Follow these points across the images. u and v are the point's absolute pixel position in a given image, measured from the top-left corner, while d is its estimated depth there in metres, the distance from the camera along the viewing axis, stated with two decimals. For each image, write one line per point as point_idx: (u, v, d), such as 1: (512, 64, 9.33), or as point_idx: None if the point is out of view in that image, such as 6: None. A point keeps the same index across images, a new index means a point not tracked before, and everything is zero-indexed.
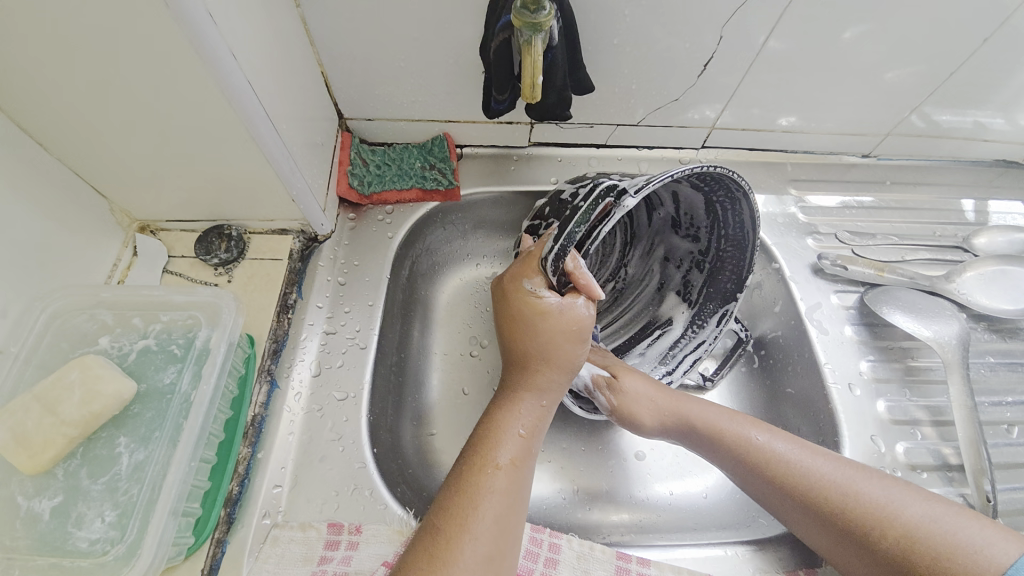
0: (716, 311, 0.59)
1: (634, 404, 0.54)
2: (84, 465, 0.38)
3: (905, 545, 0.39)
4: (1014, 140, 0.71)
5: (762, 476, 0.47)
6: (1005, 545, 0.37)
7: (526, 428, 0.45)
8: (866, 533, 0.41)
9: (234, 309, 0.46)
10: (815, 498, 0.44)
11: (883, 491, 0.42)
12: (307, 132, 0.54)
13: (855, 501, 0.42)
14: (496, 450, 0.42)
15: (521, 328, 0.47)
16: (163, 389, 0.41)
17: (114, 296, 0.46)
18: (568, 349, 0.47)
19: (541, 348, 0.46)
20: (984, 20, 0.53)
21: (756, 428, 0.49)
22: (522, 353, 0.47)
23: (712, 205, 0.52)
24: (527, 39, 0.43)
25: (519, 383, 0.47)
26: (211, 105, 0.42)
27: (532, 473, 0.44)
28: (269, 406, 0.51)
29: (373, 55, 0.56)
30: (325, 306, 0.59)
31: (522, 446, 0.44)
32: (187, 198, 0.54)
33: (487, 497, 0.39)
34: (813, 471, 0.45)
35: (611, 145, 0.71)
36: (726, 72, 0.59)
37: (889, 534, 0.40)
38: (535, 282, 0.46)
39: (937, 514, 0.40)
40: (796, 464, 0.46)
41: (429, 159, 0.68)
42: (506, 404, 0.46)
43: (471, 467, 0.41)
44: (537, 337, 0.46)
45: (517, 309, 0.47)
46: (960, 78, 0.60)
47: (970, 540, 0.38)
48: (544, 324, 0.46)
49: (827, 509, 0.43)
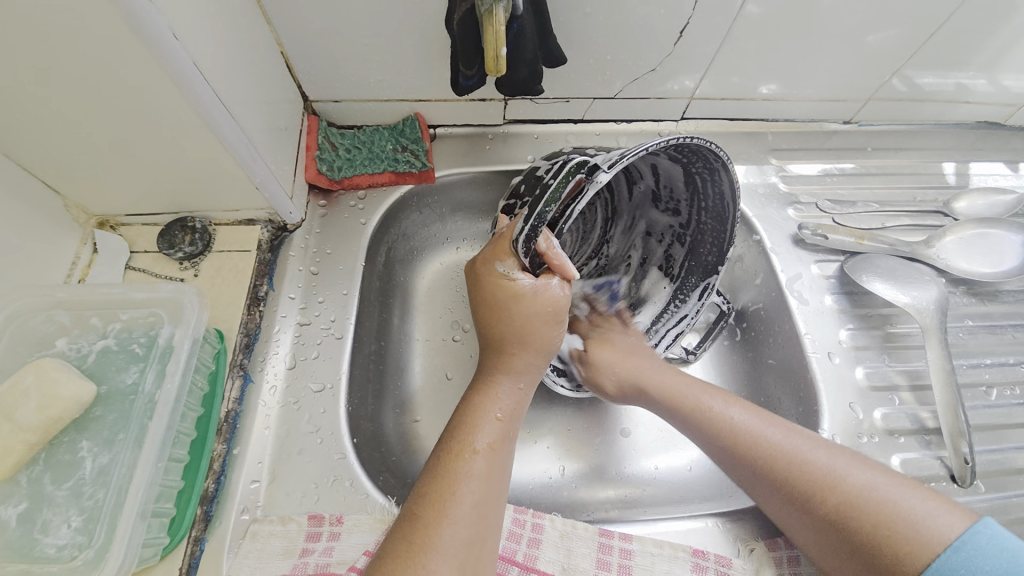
0: (697, 284, 0.58)
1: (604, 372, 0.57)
2: (48, 470, 0.37)
3: (852, 516, 0.40)
4: (996, 101, 0.70)
5: (723, 447, 0.48)
6: (944, 514, 0.38)
7: (503, 412, 0.44)
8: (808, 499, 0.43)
9: (197, 304, 0.44)
10: (769, 468, 0.45)
11: (839, 463, 0.43)
12: (267, 116, 0.52)
13: (813, 476, 0.43)
14: (474, 435, 0.42)
15: (495, 311, 0.46)
16: (125, 390, 0.40)
17: (74, 295, 0.44)
18: (545, 331, 0.46)
19: (518, 331, 0.45)
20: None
21: (721, 399, 0.50)
22: (499, 336, 0.46)
23: (691, 177, 0.51)
24: (489, 8, 0.41)
25: (496, 366, 0.46)
26: (153, 91, 0.40)
27: (512, 456, 0.43)
28: (243, 401, 0.50)
29: (335, 31, 0.53)
30: (298, 297, 0.57)
31: (500, 430, 0.43)
32: (144, 190, 0.51)
33: (465, 482, 0.39)
34: (772, 443, 0.45)
35: (589, 120, 0.69)
36: (704, 40, 0.57)
37: (840, 505, 0.41)
38: (508, 265, 0.44)
39: (887, 485, 0.40)
40: (756, 435, 0.46)
41: (401, 141, 0.65)
42: (483, 388, 0.45)
43: (448, 452, 0.41)
44: (513, 319, 0.45)
45: (491, 292, 0.45)
46: (942, 38, 0.59)
47: (916, 510, 0.38)
48: (519, 307, 0.45)
49: (782, 481, 0.44)
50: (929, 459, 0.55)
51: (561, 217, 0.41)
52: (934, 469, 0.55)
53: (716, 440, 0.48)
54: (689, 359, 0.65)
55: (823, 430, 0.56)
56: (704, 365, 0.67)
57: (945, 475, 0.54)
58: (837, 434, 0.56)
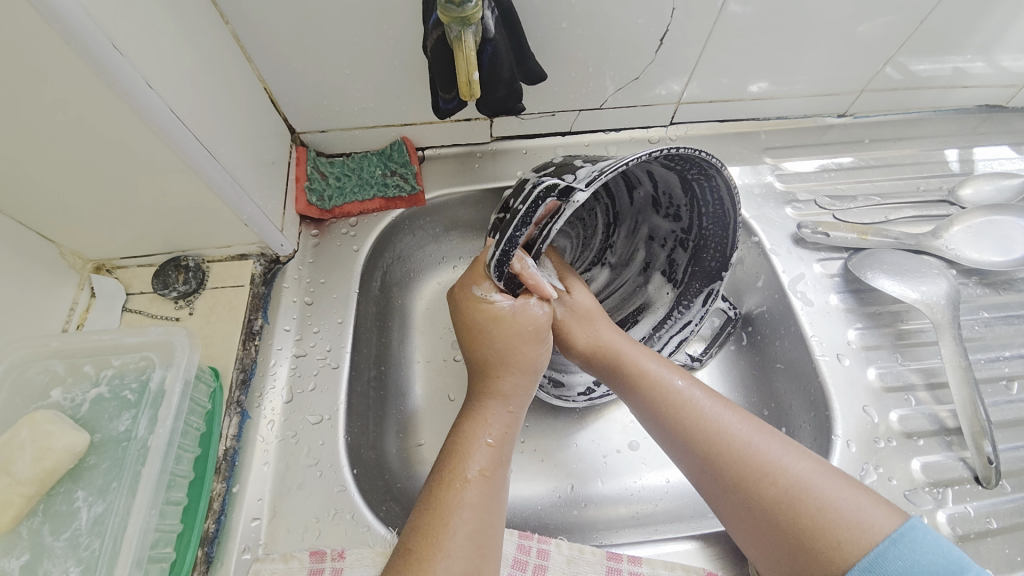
0: (701, 290, 0.57)
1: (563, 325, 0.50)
2: (46, 522, 0.37)
3: (794, 512, 0.37)
4: (995, 83, 0.68)
5: (674, 429, 0.44)
6: (880, 513, 0.36)
7: (494, 437, 0.43)
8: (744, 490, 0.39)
9: (187, 346, 0.44)
10: (719, 456, 0.41)
11: (791, 453, 0.40)
12: (252, 151, 0.53)
13: (761, 467, 0.39)
14: (465, 462, 0.41)
15: (475, 334, 0.45)
16: (119, 437, 0.40)
17: (66, 344, 0.44)
18: (527, 351, 0.45)
19: (499, 353, 0.45)
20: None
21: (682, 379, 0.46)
22: (482, 359, 0.46)
23: (688, 183, 0.49)
24: (457, 34, 0.41)
25: (483, 390, 0.45)
26: (132, 137, 0.40)
27: (506, 481, 0.42)
28: (241, 437, 0.50)
29: (316, 64, 0.54)
30: (293, 328, 0.57)
31: (492, 456, 0.42)
32: (135, 233, 0.52)
33: (458, 513, 0.38)
34: (726, 430, 0.42)
35: (577, 131, 0.69)
36: (686, 43, 0.57)
37: (786, 498, 0.38)
38: (486, 289, 0.45)
39: (825, 479, 0.38)
40: (712, 423, 0.42)
41: (390, 166, 0.66)
42: (471, 414, 0.44)
43: (441, 482, 0.40)
44: (493, 341, 0.45)
45: (469, 316, 0.46)
46: (936, 22, 0.57)
47: (853, 508, 0.36)
48: (499, 329, 0.45)
49: (726, 469, 0.40)
50: (952, 462, 0.53)
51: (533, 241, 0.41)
52: (957, 471, 0.52)
53: (668, 422, 0.44)
54: (695, 365, 0.63)
55: (837, 436, 0.54)
56: (711, 373, 0.65)
57: (970, 477, 0.52)
58: (852, 440, 0.53)
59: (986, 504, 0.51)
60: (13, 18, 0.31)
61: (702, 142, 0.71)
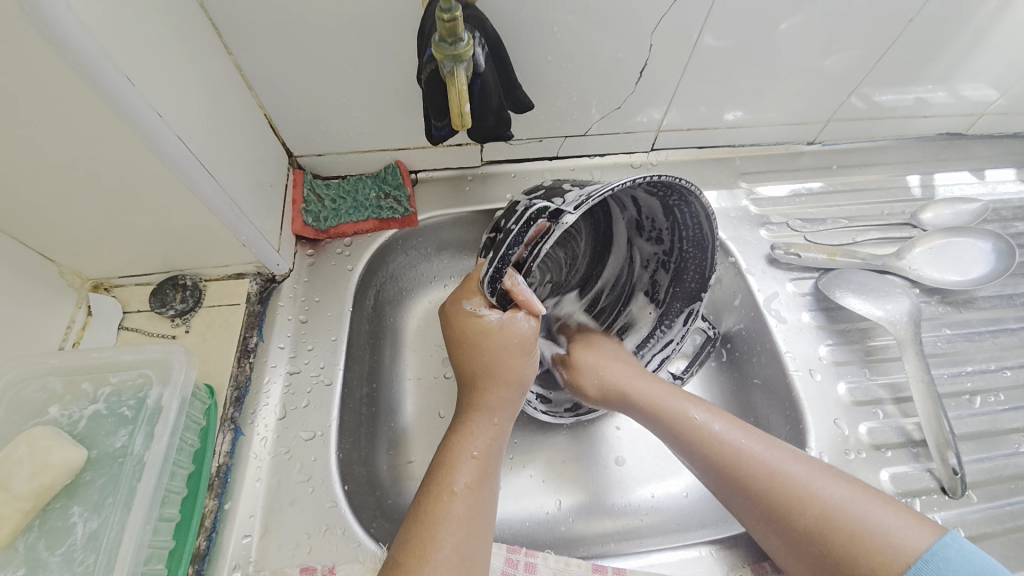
0: (682, 310, 0.59)
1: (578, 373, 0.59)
2: (41, 537, 0.38)
3: (831, 535, 0.41)
4: (953, 113, 0.73)
5: (709, 458, 0.48)
6: (914, 530, 0.40)
7: (480, 449, 0.44)
8: (780, 514, 0.44)
9: (185, 363, 0.45)
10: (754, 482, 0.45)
11: (823, 476, 0.44)
12: (250, 174, 0.55)
13: (797, 492, 0.44)
14: (452, 475, 0.42)
15: (465, 350, 0.48)
16: (115, 453, 0.41)
17: (65, 361, 0.45)
18: (513, 364, 0.47)
19: (487, 365, 0.47)
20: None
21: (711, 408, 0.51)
22: (471, 372, 0.48)
23: (670, 209, 0.52)
24: (450, 70, 0.44)
25: (471, 404, 0.47)
26: (138, 161, 0.42)
27: (494, 494, 0.44)
28: (234, 454, 0.51)
29: (314, 92, 0.57)
30: (288, 346, 0.59)
31: (478, 468, 0.44)
32: (134, 253, 0.54)
33: (444, 525, 0.39)
34: (757, 458, 0.46)
35: (563, 156, 0.72)
36: (663, 75, 0.61)
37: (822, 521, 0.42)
38: (476, 303, 0.47)
39: (855, 500, 0.42)
40: (743, 453, 0.47)
41: (383, 188, 0.68)
42: (459, 428, 0.46)
43: (428, 496, 0.42)
44: (482, 353, 0.47)
45: (460, 331, 0.47)
46: (894, 59, 0.62)
47: (884, 524, 0.40)
48: (486, 343, 0.47)
49: (760, 493, 0.45)
50: (918, 472, 0.55)
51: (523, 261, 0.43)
52: (924, 482, 0.55)
53: (703, 454, 0.49)
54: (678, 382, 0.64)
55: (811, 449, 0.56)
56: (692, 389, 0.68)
57: (937, 487, 0.54)
58: (825, 452, 0.56)
59: (952, 514, 0.53)
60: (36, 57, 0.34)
61: (682, 167, 0.75)
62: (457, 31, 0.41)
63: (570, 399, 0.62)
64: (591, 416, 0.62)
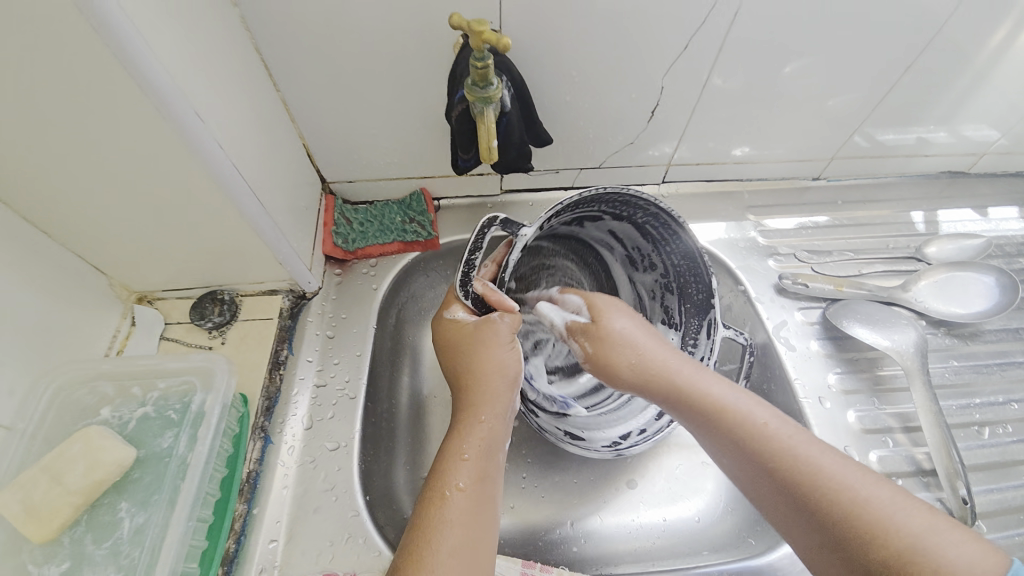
0: (702, 324, 0.58)
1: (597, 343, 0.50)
2: (89, 531, 0.41)
3: (908, 572, 0.33)
4: (954, 153, 0.76)
5: (758, 459, 0.41)
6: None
7: (471, 450, 0.45)
8: (842, 538, 0.36)
9: (226, 371, 0.48)
10: (812, 496, 0.38)
11: (899, 499, 0.36)
12: (290, 198, 0.59)
13: (858, 512, 0.36)
14: (447, 477, 0.44)
15: (447, 352, 0.53)
16: (161, 453, 0.44)
17: (114, 367, 0.48)
18: (496, 362, 0.50)
19: (467, 363, 0.50)
20: (909, 47, 0.59)
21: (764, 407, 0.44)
22: (455, 373, 0.52)
23: (644, 230, 0.58)
24: (480, 110, 0.48)
25: (461, 408, 0.49)
26: (196, 189, 0.46)
27: (493, 493, 0.44)
28: (263, 461, 0.53)
29: (351, 125, 0.62)
30: (316, 359, 0.62)
31: (472, 469, 0.44)
32: (179, 269, 0.57)
33: (443, 528, 0.40)
34: (820, 471, 0.39)
35: (578, 187, 0.76)
36: (675, 113, 0.65)
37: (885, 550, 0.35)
38: (455, 310, 0.54)
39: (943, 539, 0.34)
40: (802, 462, 0.40)
41: (408, 214, 0.72)
42: (451, 433, 0.47)
43: (426, 501, 0.43)
44: (466, 352, 0.51)
45: (442, 337, 0.54)
46: (893, 101, 0.66)
47: (967, 566, 0.33)
48: (464, 344, 0.51)
49: (820, 513, 0.37)
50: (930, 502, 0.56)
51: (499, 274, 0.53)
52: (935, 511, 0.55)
53: (751, 456, 0.42)
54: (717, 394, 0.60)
55: None
56: None
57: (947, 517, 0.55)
58: None
59: None
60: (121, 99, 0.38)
61: (692, 199, 0.78)
62: (488, 76, 0.46)
63: (606, 436, 0.57)
64: (631, 450, 0.57)
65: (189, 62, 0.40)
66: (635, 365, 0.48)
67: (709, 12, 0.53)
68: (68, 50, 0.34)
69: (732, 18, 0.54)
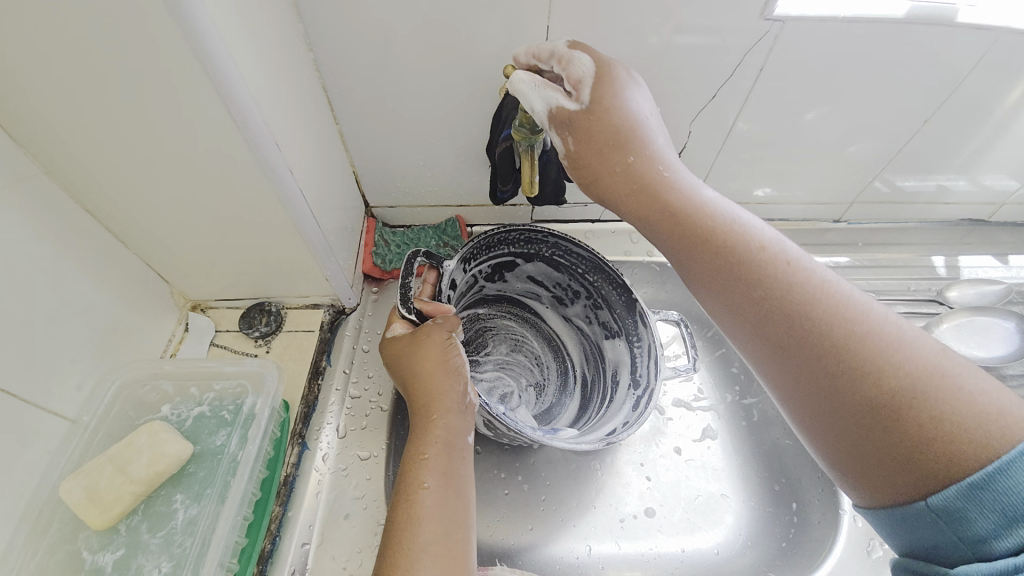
0: (637, 318, 0.61)
1: (600, 138, 0.44)
2: (144, 520, 0.47)
3: (892, 381, 0.33)
4: (974, 201, 0.78)
5: (745, 263, 0.41)
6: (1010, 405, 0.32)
7: (433, 449, 0.45)
8: (822, 343, 0.36)
9: (275, 377, 0.55)
10: (799, 303, 0.38)
11: (905, 327, 0.36)
12: (340, 219, 0.63)
13: (862, 334, 0.35)
14: (413, 479, 0.44)
15: (394, 367, 0.52)
16: (215, 449, 0.51)
17: (174, 368, 0.55)
18: (438, 360, 0.50)
19: (410, 368, 0.50)
20: (928, 101, 0.62)
21: (764, 231, 0.43)
22: (403, 383, 0.52)
23: (553, 264, 0.66)
24: (525, 148, 0.53)
25: (418, 408, 0.49)
26: (263, 210, 0.51)
27: (465, 485, 0.44)
28: (300, 466, 0.56)
29: (399, 156, 0.67)
30: (351, 371, 0.64)
31: (437, 465, 0.44)
32: (232, 281, 0.62)
33: (416, 531, 0.40)
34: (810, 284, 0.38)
35: (605, 220, 0.79)
36: (702, 152, 0.69)
37: (890, 373, 0.34)
38: (395, 328, 0.55)
39: (933, 358, 0.34)
40: (797, 276, 0.39)
41: (443, 238, 0.76)
42: (414, 436, 0.47)
43: (397, 507, 0.43)
44: (408, 359, 0.51)
45: (384, 357, 0.54)
46: (913, 150, 0.69)
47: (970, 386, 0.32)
48: (404, 354, 0.51)
49: (806, 320, 0.37)
50: None
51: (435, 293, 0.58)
52: None
53: (740, 263, 0.41)
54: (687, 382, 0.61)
55: (844, 510, 0.62)
56: (725, 447, 0.69)
57: None
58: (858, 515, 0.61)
59: None
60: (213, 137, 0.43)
61: None
62: (534, 119, 0.51)
63: (596, 436, 0.54)
64: (627, 438, 0.53)
65: (272, 98, 0.46)
66: (640, 166, 0.44)
67: (736, 68, 0.58)
68: (179, 90, 0.39)
69: (757, 73, 0.58)
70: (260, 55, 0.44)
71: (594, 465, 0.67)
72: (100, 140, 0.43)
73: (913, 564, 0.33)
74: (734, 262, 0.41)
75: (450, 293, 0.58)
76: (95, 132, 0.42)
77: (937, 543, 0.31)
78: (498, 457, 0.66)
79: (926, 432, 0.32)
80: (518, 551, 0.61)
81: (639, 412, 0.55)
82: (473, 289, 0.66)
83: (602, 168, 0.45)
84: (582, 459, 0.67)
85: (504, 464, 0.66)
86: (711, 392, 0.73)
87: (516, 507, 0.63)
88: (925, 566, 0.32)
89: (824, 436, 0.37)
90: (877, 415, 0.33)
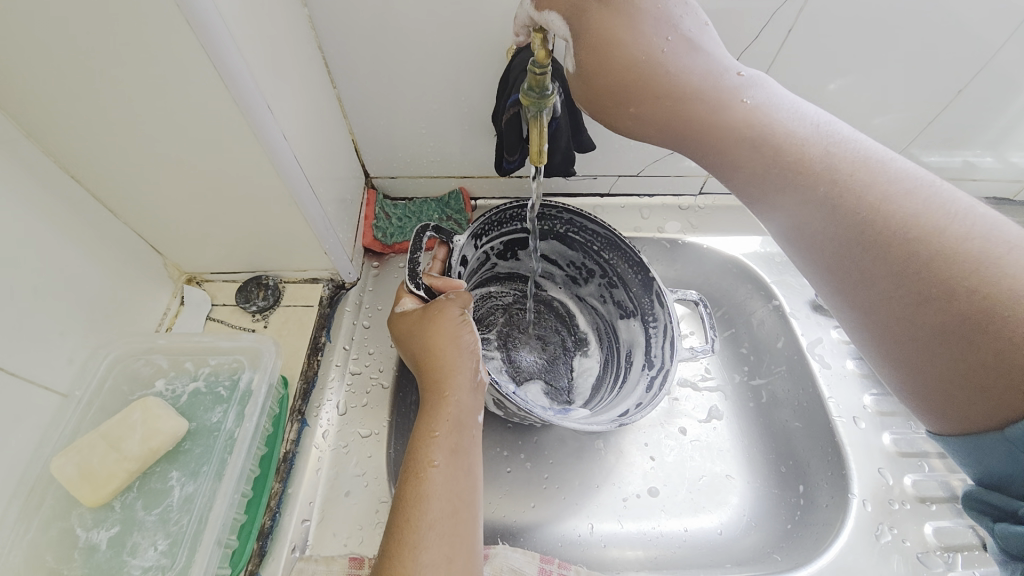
0: (654, 297, 0.58)
1: (604, 51, 0.37)
2: (139, 497, 0.46)
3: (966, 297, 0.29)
4: (1005, 178, 0.74)
5: (795, 175, 0.35)
6: None
7: (442, 425, 0.44)
8: (885, 259, 0.32)
9: (273, 353, 0.54)
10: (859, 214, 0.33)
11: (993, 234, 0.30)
12: (338, 190, 0.61)
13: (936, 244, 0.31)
14: (421, 456, 0.42)
15: (404, 342, 0.50)
16: (211, 426, 0.50)
17: (168, 343, 0.54)
18: (448, 335, 0.48)
19: (421, 347, 0.48)
20: (963, 70, 0.58)
21: (816, 131, 0.36)
22: (412, 358, 0.50)
23: (566, 240, 0.63)
24: (534, 115, 0.47)
25: (427, 382, 0.47)
26: (256, 180, 0.48)
27: (474, 464, 0.43)
28: (299, 443, 0.55)
29: (398, 124, 0.64)
30: (351, 348, 0.63)
31: (444, 443, 0.43)
32: (227, 253, 0.59)
33: (425, 509, 0.39)
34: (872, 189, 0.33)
35: (615, 194, 0.76)
36: None
37: (968, 280, 0.30)
38: (404, 303, 0.52)
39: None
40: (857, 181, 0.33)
41: (446, 212, 0.73)
42: (423, 413, 0.46)
43: (405, 485, 0.41)
44: (418, 337, 0.49)
45: (393, 331, 0.52)
46: (943, 123, 0.65)
47: None
48: (415, 328, 0.49)
49: (868, 234, 0.33)
50: (962, 528, 0.58)
51: (446, 268, 0.56)
52: (967, 538, 0.57)
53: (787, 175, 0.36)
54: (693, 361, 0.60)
55: (854, 494, 0.59)
56: (733, 429, 0.68)
57: (978, 543, 0.57)
58: (868, 499, 0.59)
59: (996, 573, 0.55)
60: (197, 102, 0.40)
61: (728, 213, 0.78)
62: (543, 82, 0.45)
63: (608, 417, 0.53)
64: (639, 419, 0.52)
65: (263, 59, 0.42)
66: (657, 62, 0.37)
67: (760, 32, 0.53)
68: (159, 46, 0.36)
69: (783, 37, 0.54)
70: (248, 8, 0.40)
71: (599, 445, 0.66)
72: (76, 101, 0.40)
73: (982, 494, 0.33)
74: (779, 169, 0.36)
75: (462, 269, 0.56)
76: (71, 93, 0.39)
77: (1014, 474, 0.30)
78: (501, 436, 0.65)
79: (1016, 341, 0.28)
80: (521, 528, 0.60)
81: (653, 393, 0.53)
82: (483, 267, 0.63)
83: (614, 78, 0.38)
84: (586, 437, 0.66)
85: (506, 442, 0.65)
86: (719, 372, 0.72)
87: (518, 484, 0.63)
88: (999, 496, 0.32)
89: (886, 353, 0.34)
90: (959, 327, 0.30)
